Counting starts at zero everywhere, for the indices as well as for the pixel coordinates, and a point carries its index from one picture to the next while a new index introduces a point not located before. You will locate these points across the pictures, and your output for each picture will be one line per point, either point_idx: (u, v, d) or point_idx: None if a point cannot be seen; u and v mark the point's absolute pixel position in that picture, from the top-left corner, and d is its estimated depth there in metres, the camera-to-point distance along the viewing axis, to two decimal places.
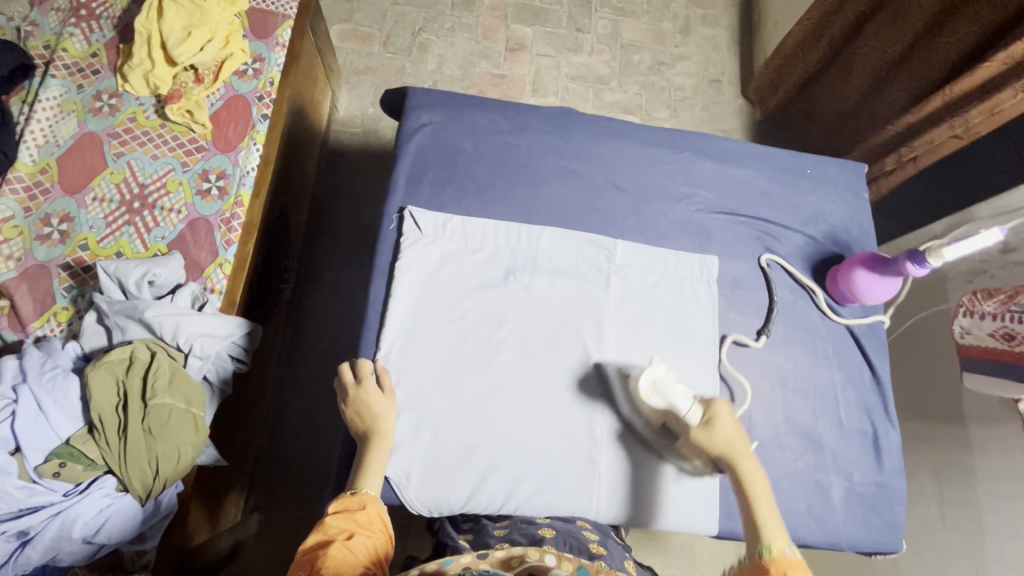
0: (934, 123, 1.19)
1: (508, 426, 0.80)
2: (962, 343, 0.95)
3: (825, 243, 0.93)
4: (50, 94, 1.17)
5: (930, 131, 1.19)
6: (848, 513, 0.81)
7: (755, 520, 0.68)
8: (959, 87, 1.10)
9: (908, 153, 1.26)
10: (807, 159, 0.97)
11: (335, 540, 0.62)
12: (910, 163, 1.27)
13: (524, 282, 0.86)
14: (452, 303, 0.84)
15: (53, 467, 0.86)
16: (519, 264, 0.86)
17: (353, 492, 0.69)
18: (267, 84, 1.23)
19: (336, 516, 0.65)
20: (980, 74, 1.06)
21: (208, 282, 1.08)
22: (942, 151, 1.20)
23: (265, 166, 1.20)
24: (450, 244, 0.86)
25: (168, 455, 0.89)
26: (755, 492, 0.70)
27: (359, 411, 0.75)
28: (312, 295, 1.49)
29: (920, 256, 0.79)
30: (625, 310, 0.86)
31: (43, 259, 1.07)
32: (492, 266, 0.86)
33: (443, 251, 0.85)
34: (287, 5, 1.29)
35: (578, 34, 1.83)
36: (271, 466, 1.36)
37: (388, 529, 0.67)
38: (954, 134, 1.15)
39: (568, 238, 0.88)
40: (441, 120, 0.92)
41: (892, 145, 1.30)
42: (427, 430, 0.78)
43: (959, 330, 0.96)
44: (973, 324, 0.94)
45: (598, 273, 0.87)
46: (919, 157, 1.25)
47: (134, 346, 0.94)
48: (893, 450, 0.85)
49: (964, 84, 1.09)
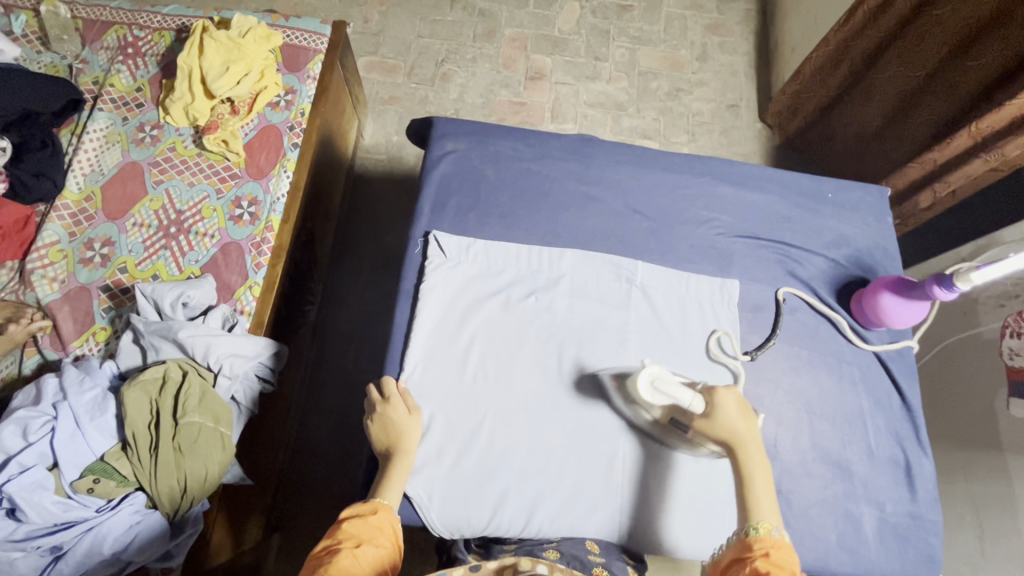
0: (965, 159, 1.18)
1: (530, 449, 0.80)
2: (1012, 365, 0.96)
3: (848, 267, 0.92)
4: (97, 126, 1.25)
5: (964, 169, 1.18)
6: (881, 544, 0.78)
7: (749, 501, 0.68)
8: (986, 124, 1.10)
9: (945, 188, 1.24)
10: (827, 184, 0.97)
11: (343, 548, 0.61)
12: (949, 198, 1.24)
13: (545, 303, 0.87)
14: (474, 325, 0.85)
15: (87, 483, 0.88)
16: (541, 287, 0.88)
17: (370, 499, 0.69)
18: (298, 115, 1.29)
19: (349, 522, 0.65)
20: (1007, 111, 1.06)
21: (238, 304, 1.12)
22: (983, 184, 1.18)
23: (295, 193, 1.24)
24: (473, 268, 0.88)
25: (196, 473, 0.91)
26: (754, 480, 0.69)
27: (384, 428, 0.75)
28: (335, 317, 1.52)
29: (947, 280, 0.78)
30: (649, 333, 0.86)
31: (84, 282, 1.12)
32: (515, 288, 0.87)
33: (466, 275, 0.87)
34: (318, 40, 1.36)
35: (597, 62, 1.88)
36: (292, 486, 1.37)
37: (397, 540, 0.66)
38: (990, 167, 1.14)
39: (589, 261, 0.89)
40: (464, 148, 0.94)
41: (923, 182, 1.29)
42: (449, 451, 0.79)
43: (1007, 351, 0.98)
44: (1019, 345, 0.95)
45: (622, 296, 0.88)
46: (956, 191, 1.23)
47: (167, 365, 0.97)
48: (926, 479, 0.82)
49: (989, 122, 1.09)
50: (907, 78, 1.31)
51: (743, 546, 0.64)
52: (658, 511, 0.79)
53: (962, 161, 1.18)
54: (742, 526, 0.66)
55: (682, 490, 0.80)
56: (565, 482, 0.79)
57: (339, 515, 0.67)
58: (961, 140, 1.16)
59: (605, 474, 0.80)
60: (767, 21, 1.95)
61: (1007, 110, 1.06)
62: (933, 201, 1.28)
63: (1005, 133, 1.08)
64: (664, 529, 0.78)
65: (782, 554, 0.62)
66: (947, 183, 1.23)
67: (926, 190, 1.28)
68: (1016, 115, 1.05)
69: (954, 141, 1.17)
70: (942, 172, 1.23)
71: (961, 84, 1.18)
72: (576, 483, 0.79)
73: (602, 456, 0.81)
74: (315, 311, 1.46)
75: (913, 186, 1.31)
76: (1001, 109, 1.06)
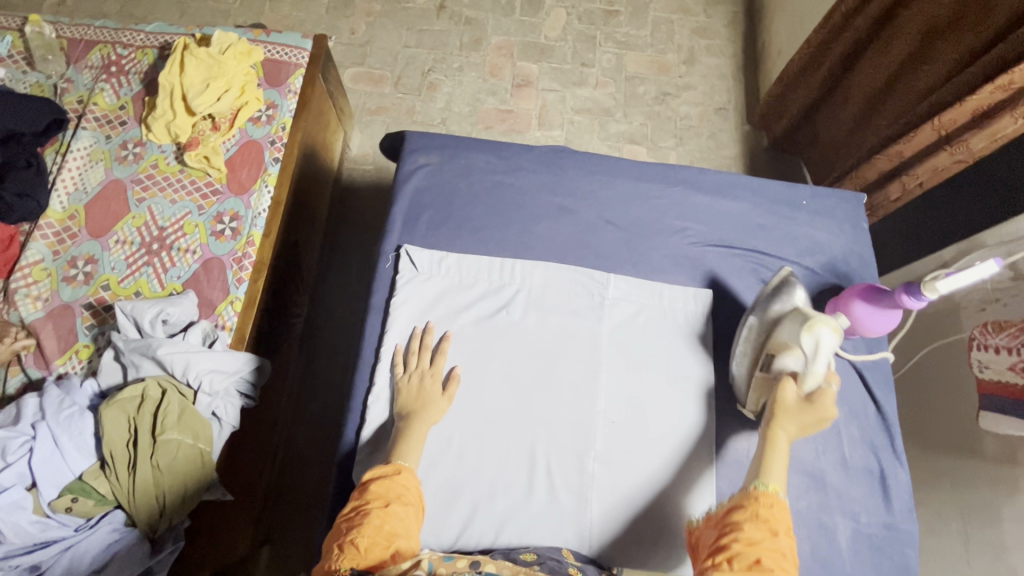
0: (931, 152, 1.15)
1: (502, 462, 0.78)
2: (980, 378, 0.93)
3: (824, 274, 0.91)
4: (81, 145, 1.26)
5: (929, 161, 1.15)
6: (856, 556, 0.77)
7: (765, 458, 0.68)
8: (949, 118, 1.08)
9: (912, 180, 1.21)
10: (802, 191, 0.96)
11: (372, 509, 0.63)
12: (917, 190, 1.21)
13: (516, 316, 0.85)
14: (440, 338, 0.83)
15: (66, 502, 0.89)
16: (512, 300, 0.86)
17: (390, 461, 0.70)
18: (279, 129, 1.29)
19: (376, 483, 0.66)
20: (969, 105, 1.04)
21: (219, 319, 1.12)
22: (947, 176, 1.15)
23: (276, 208, 1.24)
24: (444, 281, 0.87)
25: (174, 490, 0.93)
26: (779, 446, 0.69)
27: (413, 395, 0.78)
28: (323, 328, 1.53)
29: (915, 288, 0.77)
30: (625, 343, 0.85)
31: (68, 299, 1.14)
32: (486, 302, 0.86)
33: (440, 288, 0.86)
34: (300, 55, 1.37)
35: (583, 68, 1.88)
36: (281, 499, 1.37)
37: (421, 499, 0.68)
38: (955, 160, 1.11)
39: (560, 273, 0.88)
40: (437, 162, 0.94)
41: (890, 175, 1.27)
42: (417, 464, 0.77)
43: (976, 364, 0.94)
44: (990, 358, 0.92)
45: (601, 309, 0.86)
46: (924, 183, 1.19)
47: (145, 383, 0.97)
48: (902, 489, 0.81)
49: (953, 116, 1.07)
50: (874, 79, 1.31)
51: (746, 495, 0.66)
52: (629, 525, 0.77)
53: (928, 155, 1.16)
54: (750, 477, 0.68)
55: (657, 503, 0.77)
56: (537, 497, 0.77)
57: (362, 479, 0.68)
58: (926, 133, 1.14)
59: (577, 485, 0.78)
60: (755, 23, 1.95)
61: (969, 105, 1.04)
62: (901, 193, 1.25)
63: (970, 126, 1.06)
64: (638, 545, 0.76)
65: (782, 511, 0.63)
66: (914, 175, 1.19)
67: (895, 181, 1.25)
68: (980, 109, 1.04)
69: (919, 135, 1.15)
70: (909, 164, 1.21)
71: (920, 85, 1.18)
72: (548, 496, 0.77)
73: (573, 468, 0.78)
74: (301, 323, 1.47)
75: (883, 178, 1.29)
76: (962, 103, 1.05)
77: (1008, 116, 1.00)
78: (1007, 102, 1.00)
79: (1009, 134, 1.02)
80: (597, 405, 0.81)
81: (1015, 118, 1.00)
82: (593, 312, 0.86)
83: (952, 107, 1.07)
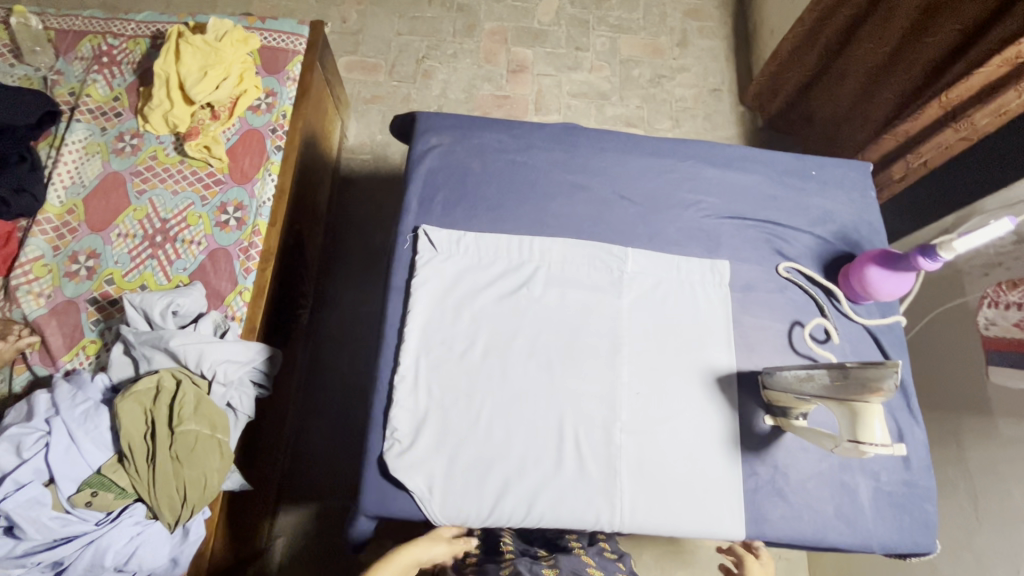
0: (935, 130, 1.13)
1: (531, 438, 0.78)
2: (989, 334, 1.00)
3: (835, 242, 0.92)
4: (75, 137, 1.23)
5: (933, 139, 1.12)
6: (878, 513, 0.79)
7: None
8: (955, 94, 1.06)
9: (916, 159, 1.17)
10: (811, 161, 0.96)
11: None
12: (922, 169, 1.18)
13: (536, 292, 0.85)
14: (462, 317, 0.83)
15: (85, 497, 0.88)
16: (532, 277, 0.86)
17: None
18: (280, 117, 1.28)
19: None
20: (976, 80, 1.02)
21: (229, 309, 1.12)
22: (953, 153, 1.12)
23: (281, 196, 1.23)
24: (464, 260, 0.87)
25: (195, 481, 0.91)
26: None
27: None
28: (328, 319, 1.51)
29: (930, 250, 0.76)
30: (648, 317, 0.85)
31: (72, 295, 1.11)
32: (506, 280, 0.86)
33: (459, 266, 0.86)
34: (297, 41, 1.35)
35: (578, 53, 1.88)
36: (293, 492, 1.36)
37: None
38: (960, 138, 1.09)
39: (578, 249, 0.88)
40: (448, 142, 0.93)
41: (895, 154, 1.23)
42: (444, 439, 0.77)
43: (983, 321, 1.02)
44: (999, 314, 0.98)
45: (625, 286, 0.87)
46: (929, 161, 1.16)
47: (159, 375, 0.96)
48: (920, 447, 0.82)
49: (958, 92, 1.05)
50: (875, 53, 1.32)
51: None
52: (659, 493, 0.77)
53: (933, 132, 1.13)
54: None
55: (685, 470, 0.78)
56: (567, 470, 0.77)
57: None
58: (931, 110, 1.11)
59: (605, 456, 0.78)
60: (746, 4, 1.96)
61: (975, 80, 1.02)
62: (906, 173, 1.22)
63: (975, 101, 1.04)
64: (668, 513, 0.76)
65: None
66: (919, 154, 1.17)
67: (899, 160, 1.22)
68: (984, 85, 1.02)
69: (924, 112, 1.12)
70: (914, 143, 1.18)
71: (925, 57, 1.19)
72: (577, 468, 0.77)
73: (600, 440, 0.79)
74: (307, 314, 1.45)
75: (887, 158, 1.25)
76: (968, 79, 1.02)
77: (1011, 91, 0.97)
78: (1011, 76, 0.97)
79: (1015, 109, 1.00)
80: (621, 378, 0.82)
81: (1019, 93, 0.97)
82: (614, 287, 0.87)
83: (956, 84, 1.05)
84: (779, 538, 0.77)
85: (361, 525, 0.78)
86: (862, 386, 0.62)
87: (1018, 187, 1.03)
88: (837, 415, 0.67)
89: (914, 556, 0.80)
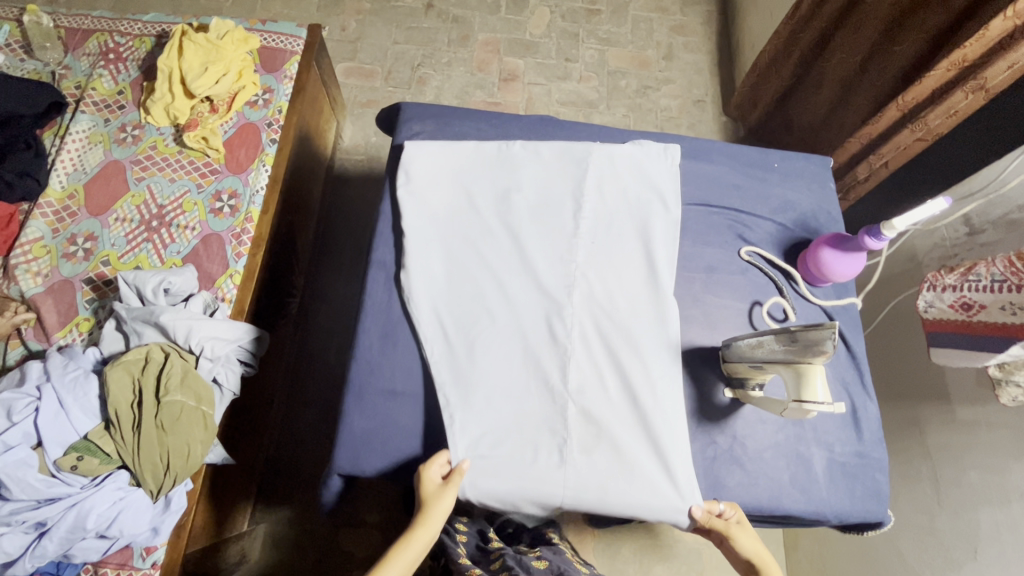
0: (896, 131, 1.16)
1: (609, 302, 0.87)
2: (928, 318, 0.96)
3: (795, 230, 0.97)
4: (79, 127, 1.29)
5: (893, 141, 1.16)
6: (831, 483, 0.82)
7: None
8: (911, 97, 1.10)
9: (878, 160, 1.22)
10: (773, 154, 1.02)
11: None
12: (883, 170, 1.23)
13: (497, 249, 0.89)
14: (427, 276, 0.87)
15: (71, 460, 0.91)
16: (494, 235, 0.90)
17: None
18: (276, 113, 1.34)
19: None
20: (928, 83, 1.05)
21: (219, 291, 1.16)
22: (912, 155, 1.16)
23: (274, 185, 1.28)
24: (440, 210, 0.91)
25: (179, 450, 0.94)
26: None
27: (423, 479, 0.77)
28: (317, 310, 1.56)
29: (875, 229, 0.82)
30: (607, 246, 0.90)
31: (68, 275, 1.16)
32: (471, 236, 0.90)
33: (464, 186, 0.92)
34: (295, 43, 1.42)
35: (567, 64, 1.96)
36: (278, 478, 1.39)
37: None
38: (916, 138, 1.13)
39: (539, 207, 0.91)
40: (431, 130, 0.99)
41: (859, 156, 1.28)
42: (459, 330, 0.85)
43: (923, 304, 0.97)
44: (935, 297, 0.94)
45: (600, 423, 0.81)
46: (889, 163, 1.21)
47: (149, 348, 1.00)
48: (871, 421, 0.86)
49: (914, 94, 1.08)
50: (847, 63, 1.39)
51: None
52: (592, 452, 0.81)
53: (893, 133, 1.17)
54: None
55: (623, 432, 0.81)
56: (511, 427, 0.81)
57: None
58: (890, 112, 1.16)
59: (548, 416, 0.82)
60: (728, 22, 2.05)
61: (927, 84, 1.06)
62: (869, 173, 1.26)
63: (929, 103, 1.07)
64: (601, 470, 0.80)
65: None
66: (880, 155, 1.21)
67: (863, 162, 1.26)
68: (936, 88, 1.05)
69: (885, 115, 1.17)
70: (877, 145, 1.22)
71: (894, 65, 1.25)
72: (518, 426, 0.81)
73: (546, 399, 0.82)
74: (296, 303, 1.50)
75: (851, 160, 1.31)
76: (922, 82, 1.06)
77: (959, 92, 1.01)
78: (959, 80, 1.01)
79: (964, 109, 1.03)
80: (572, 341, 0.85)
81: (967, 93, 1.01)
82: (582, 215, 0.91)
83: (912, 86, 1.08)
84: (735, 504, 0.81)
85: (333, 484, 0.84)
86: (807, 349, 0.66)
87: (974, 182, 1.09)
88: (784, 377, 0.71)
89: (867, 526, 0.83)
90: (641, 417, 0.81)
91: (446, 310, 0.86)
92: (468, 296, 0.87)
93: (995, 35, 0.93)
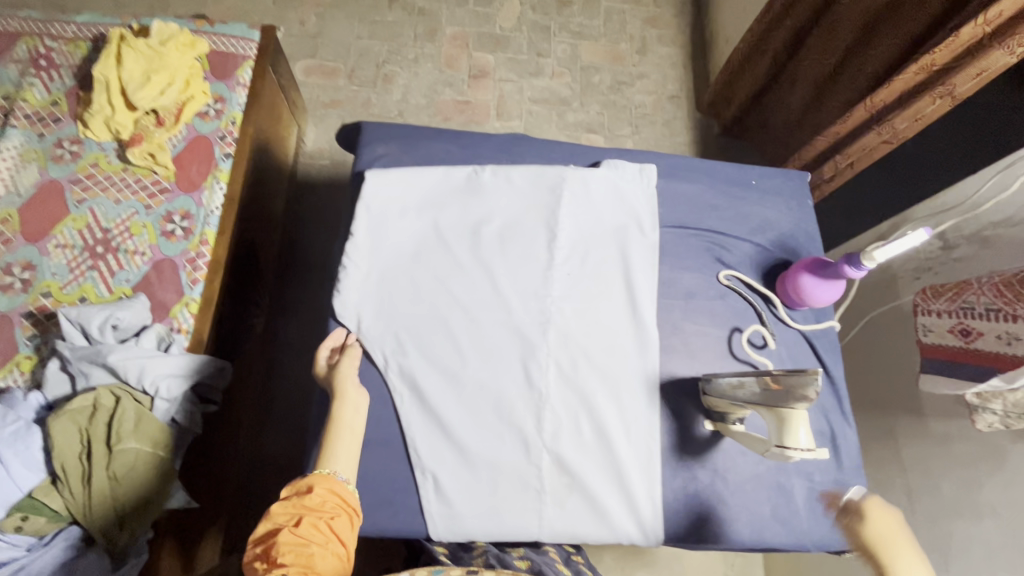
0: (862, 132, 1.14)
1: (586, 340, 0.84)
2: (924, 342, 0.97)
3: (774, 251, 0.95)
4: (9, 144, 1.18)
5: (858, 142, 1.14)
6: (812, 513, 0.82)
7: None
8: (880, 98, 1.07)
9: (844, 160, 1.18)
10: (752, 171, 0.99)
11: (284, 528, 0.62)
12: (848, 170, 1.19)
13: (468, 281, 0.85)
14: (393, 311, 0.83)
15: (14, 521, 0.85)
16: (463, 265, 0.85)
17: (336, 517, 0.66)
18: (229, 124, 1.25)
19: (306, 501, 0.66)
20: (897, 84, 1.03)
21: (174, 321, 1.08)
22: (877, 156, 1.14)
23: (230, 205, 1.20)
24: (407, 239, 0.86)
25: (135, 503, 0.89)
26: None
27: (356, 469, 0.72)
28: (285, 328, 1.49)
29: (856, 259, 0.80)
30: (582, 276, 0.87)
31: (5, 309, 1.07)
32: (440, 268, 0.85)
33: (433, 216, 0.87)
34: (247, 46, 1.32)
35: (539, 59, 1.89)
36: (250, 506, 1.34)
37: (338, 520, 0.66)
38: (882, 140, 1.10)
39: (512, 235, 0.87)
40: (396, 152, 0.93)
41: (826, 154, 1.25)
42: (430, 374, 0.81)
43: (920, 329, 0.98)
44: (932, 321, 0.95)
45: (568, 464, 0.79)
46: (855, 164, 1.18)
47: (97, 393, 0.93)
48: (851, 447, 0.86)
49: (882, 96, 1.06)
50: (821, 64, 1.37)
51: None
52: (566, 493, 0.79)
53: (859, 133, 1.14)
54: None
55: (596, 474, 0.80)
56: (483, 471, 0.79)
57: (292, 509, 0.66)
58: (858, 112, 1.13)
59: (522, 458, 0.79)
60: (702, 14, 2.01)
61: (896, 86, 1.04)
62: (833, 174, 1.23)
63: (897, 105, 1.06)
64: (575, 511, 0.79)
65: None
66: (844, 155, 1.18)
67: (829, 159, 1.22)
68: (905, 89, 1.03)
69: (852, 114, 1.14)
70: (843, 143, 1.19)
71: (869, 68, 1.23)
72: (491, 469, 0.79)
73: (518, 440, 0.80)
74: (262, 323, 1.43)
75: (818, 158, 1.27)
76: (891, 83, 1.03)
77: (927, 96, 1.00)
78: (926, 83, 1.00)
79: (930, 114, 1.03)
80: (545, 378, 0.82)
81: (933, 99, 1.00)
82: (555, 244, 0.87)
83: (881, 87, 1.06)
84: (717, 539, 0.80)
85: None
86: (789, 394, 0.64)
87: (945, 197, 1.07)
88: (767, 422, 0.69)
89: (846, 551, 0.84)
90: (615, 458, 0.80)
91: (414, 348, 0.82)
92: (438, 333, 0.82)
93: (966, 39, 0.92)
